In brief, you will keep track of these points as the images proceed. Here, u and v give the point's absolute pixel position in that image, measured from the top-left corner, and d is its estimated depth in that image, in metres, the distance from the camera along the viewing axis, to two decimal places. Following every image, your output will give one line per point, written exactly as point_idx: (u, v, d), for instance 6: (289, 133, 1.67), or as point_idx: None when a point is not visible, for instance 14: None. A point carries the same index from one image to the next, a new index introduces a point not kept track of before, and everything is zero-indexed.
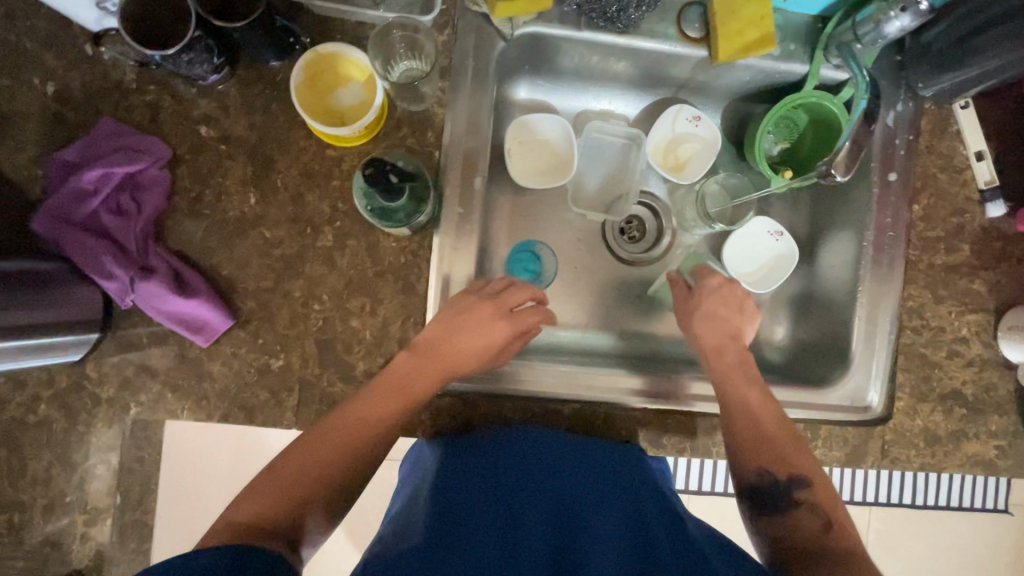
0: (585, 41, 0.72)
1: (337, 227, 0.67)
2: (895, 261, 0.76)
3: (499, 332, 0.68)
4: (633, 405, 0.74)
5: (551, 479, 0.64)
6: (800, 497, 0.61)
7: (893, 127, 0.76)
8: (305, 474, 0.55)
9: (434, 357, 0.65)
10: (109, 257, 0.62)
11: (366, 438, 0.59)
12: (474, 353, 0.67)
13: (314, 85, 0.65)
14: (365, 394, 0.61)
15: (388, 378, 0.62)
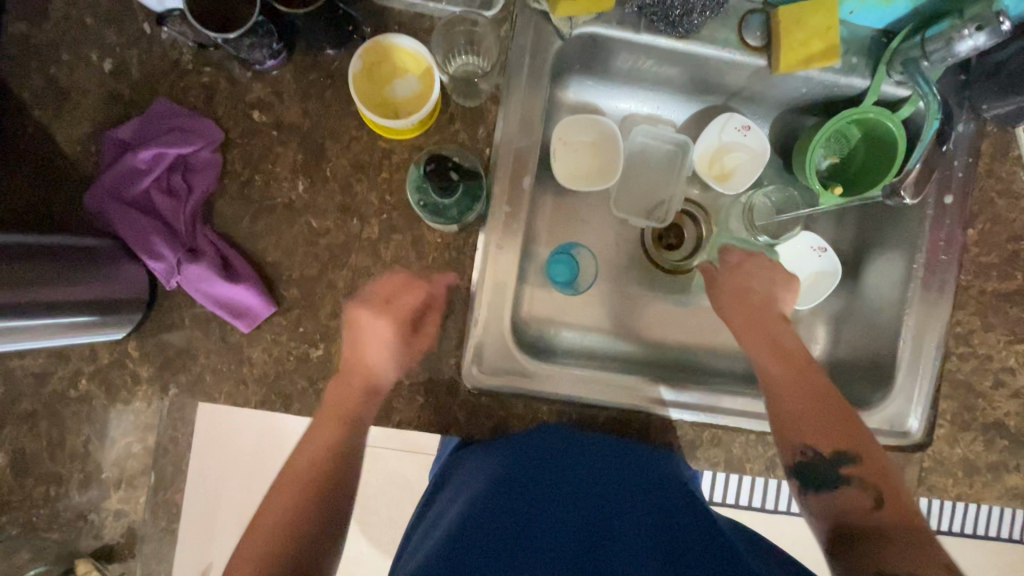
0: (643, 44, 0.71)
1: (384, 219, 0.67)
2: (945, 285, 0.74)
3: (383, 332, 0.65)
4: (670, 417, 0.73)
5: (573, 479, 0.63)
6: (850, 475, 0.57)
7: (954, 147, 0.73)
8: (274, 548, 0.53)
9: (350, 380, 0.64)
10: (160, 238, 0.63)
11: (317, 485, 0.57)
12: (377, 362, 0.64)
13: (370, 76, 0.64)
14: (311, 439, 0.60)
15: (324, 418, 0.61)
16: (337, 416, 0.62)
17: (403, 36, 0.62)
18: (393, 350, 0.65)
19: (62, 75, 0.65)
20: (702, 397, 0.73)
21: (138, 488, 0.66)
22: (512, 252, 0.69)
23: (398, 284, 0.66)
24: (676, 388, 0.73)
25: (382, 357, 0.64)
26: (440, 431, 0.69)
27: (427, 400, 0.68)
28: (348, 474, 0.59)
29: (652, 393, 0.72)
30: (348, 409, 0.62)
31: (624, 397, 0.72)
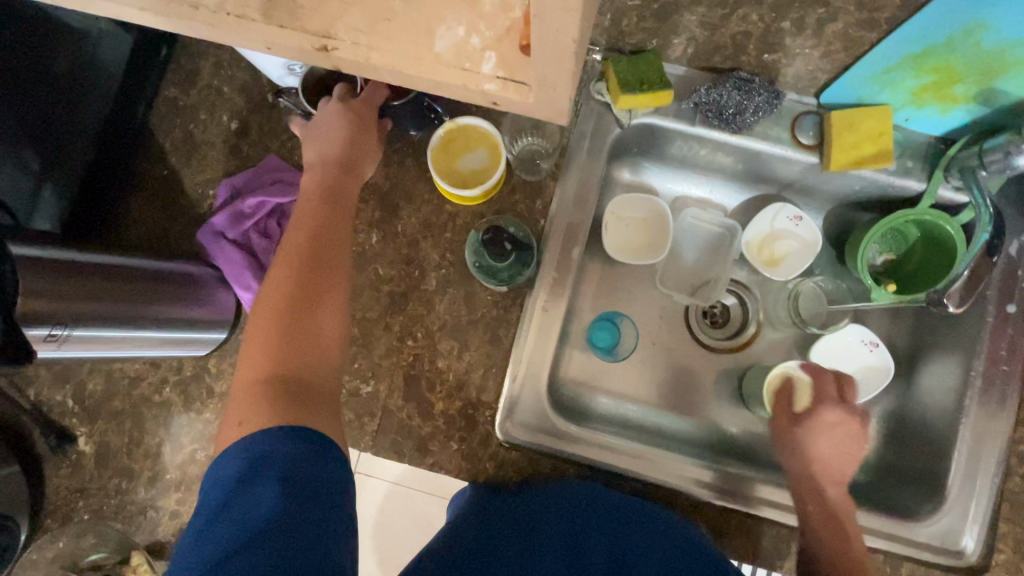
0: (696, 135, 0.76)
1: (442, 274, 0.74)
2: (1006, 398, 0.70)
3: (362, 114, 0.67)
4: (703, 496, 0.72)
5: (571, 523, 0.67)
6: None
7: (1016, 257, 0.72)
8: (286, 340, 0.54)
9: (331, 165, 0.65)
10: (251, 272, 0.73)
11: (318, 266, 0.58)
12: (353, 139, 0.66)
13: (445, 150, 0.72)
14: (301, 230, 0.59)
15: (313, 210, 0.61)
16: (324, 197, 0.62)
17: (474, 120, 0.71)
18: (360, 117, 0.67)
19: (198, 131, 0.78)
20: (739, 483, 0.73)
21: (194, 493, 0.73)
22: (555, 316, 0.73)
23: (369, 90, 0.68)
24: (714, 471, 0.73)
25: (356, 122, 0.66)
26: (469, 478, 0.71)
27: (461, 447, 0.71)
28: (346, 244, 0.61)
29: (690, 473, 0.73)
30: (337, 191, 0.63)
31: (657, 473, 0.72)
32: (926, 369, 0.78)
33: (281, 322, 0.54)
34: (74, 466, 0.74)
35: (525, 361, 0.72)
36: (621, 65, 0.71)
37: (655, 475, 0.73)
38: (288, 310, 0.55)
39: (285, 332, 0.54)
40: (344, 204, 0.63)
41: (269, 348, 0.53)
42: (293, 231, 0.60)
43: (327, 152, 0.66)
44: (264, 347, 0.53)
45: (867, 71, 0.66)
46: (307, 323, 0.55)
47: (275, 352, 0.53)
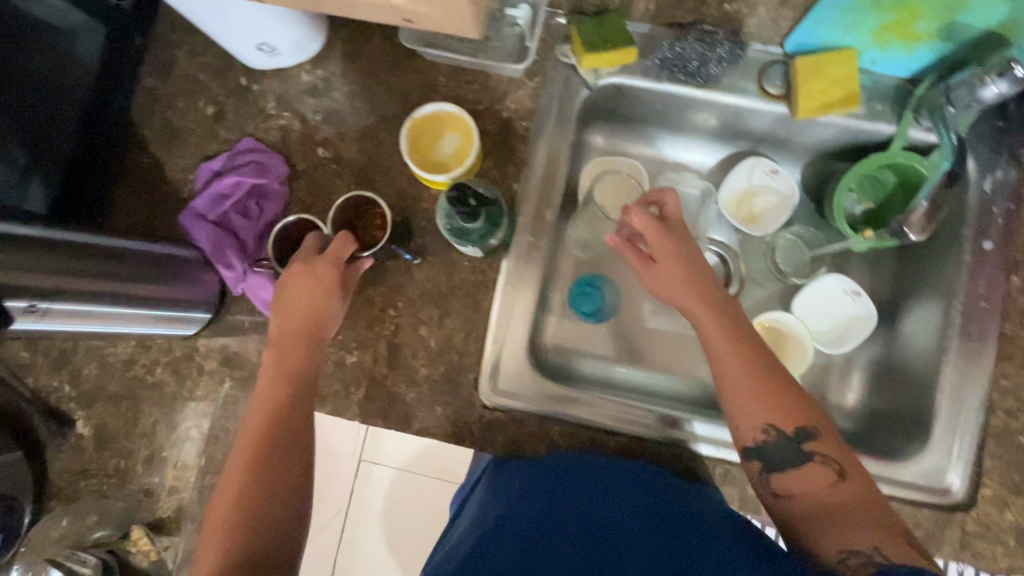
0: (665, 92, 0.76)
1: (420, 243, 0.75)
2: (987, 334, 0.70)
3: (324, 274, 0.66)
4: (683, 444, 0.73)
5: (561, 500, 0.63)
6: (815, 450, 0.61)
7: (990, 194, 0.71)
8: (240, 528, 0.58)
9: (291, 338, 0.67)
10: (232, 251, 0.75)
11: (272, 447, 0.62)
12: (319, 306, 0.67)
13: (420, 150, 0.72)
14: (265, 409, 0.64)
15: (277, 391, 0.65)
16: (288, 374, 0.66)
17: (424, 110, 0.72)
18: (323, 279, 0.66)
19: (176, 119, 0.80)
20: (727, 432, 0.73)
21: (189, 469, 0.75)
22: (531, 279, 0.74)
23: (334, 244, 0.67)
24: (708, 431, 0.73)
25: (320, 289, 0.66)
26: (456, 442, 0.73)
27: (446, 411, 0.73)
28: (302, 417, 0.65)
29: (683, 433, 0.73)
30: (299, 369, 0.67)
31: (641, 426, 0.73)
32: (910, 313, 0.78)
33: (234, 513, 0.59)
34: (74, 449, 0.76)
35: (504, 324, 0.74)
36: (585, 26, 0.72)
37: (639, 427, 0.73)
38: (243, 500, 0.60)
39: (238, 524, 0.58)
40: (303, 379, 0.67)
41: (222, 539, 0.58)
42: (256, 412, 0.65)
43: (291, 323, 0.67)
44: (218, 542, 0.58)
45: (825, 15, 0.67)
46: (258, 510, 0.59)
47: (228, 545, 0.57)
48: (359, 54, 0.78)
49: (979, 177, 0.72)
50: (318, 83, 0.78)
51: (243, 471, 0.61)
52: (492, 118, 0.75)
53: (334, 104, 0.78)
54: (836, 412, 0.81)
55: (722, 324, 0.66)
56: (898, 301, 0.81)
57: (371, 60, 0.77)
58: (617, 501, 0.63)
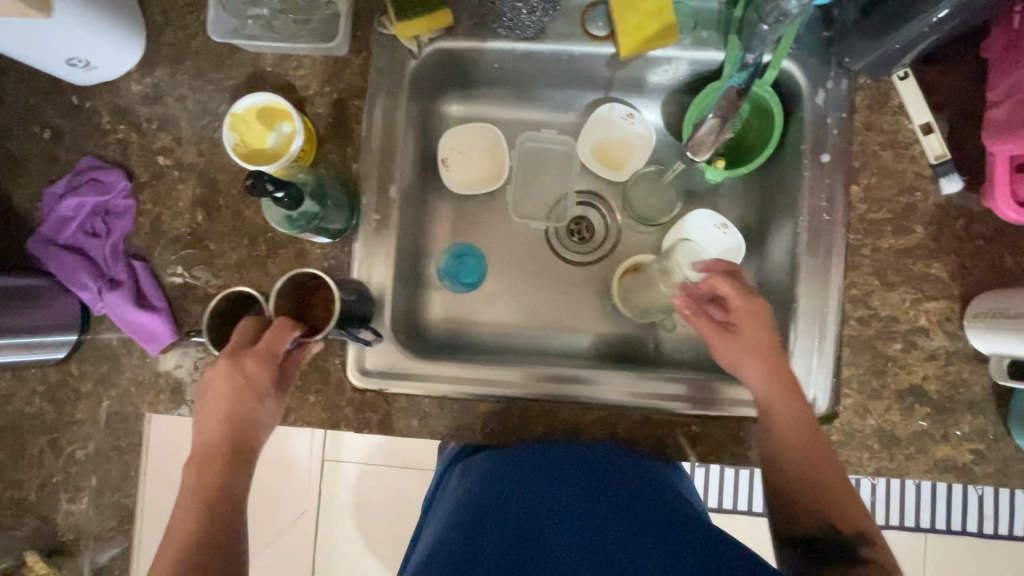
0: (494, 50, 0.76)
1: (271, 238, 0.75)
2: (833, 247, 0.70)
3: (254, 374, 0.57)
4: (550, 398, 0.74)
5: (506, 491, 0.62)
6: (868, 557, 0.54)
7: (823, 106, 0.71)
8: None
9: (217, 457, 0.57)
10: (85, 272, 0.74)
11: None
12: (241, 404, 0.57)
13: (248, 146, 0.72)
14: (177, 536, 0.53)
15: (193, 514, 0.54)
16: (202, 496, 0.55)
17: (240, 106, 0.72)
18: (249, 377, 0.57)
19: (15, 147, 0.79)
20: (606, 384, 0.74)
21: (83, 490, 0.77)
22: (386, 257, 0.75)
23: (270, 335, 0.56)
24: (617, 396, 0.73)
25: (256, 393, 0.58)
26: (332, 427, 0.73)
27: (318, 399, 0.73)
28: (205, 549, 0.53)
29: (590, 393, 0.73)
30: (206, 489, 0.56)
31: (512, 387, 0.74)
32: (772, 237, 0.78)
33: None
34: None
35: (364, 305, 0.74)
36: None
37: (503, 390, 0.74)
38: None
39: None
40: (216, 504, 0.55)
41: None
42: (166, 547, 0.53)
43: (217, 424, 0.58)
44: None
45: None
46: None
47: None
48: (185, 55, 0.77)
49: (810, 91, 0.71)
50: (148, 91, 0.77)
51: None
52: (323, 102, 0.74)
53: (168, 111, 0.77)
54: None
55: (793, 390, 0.62)
56: (763, 227, 0.81)
57: (197, 60, 0.77)
58: (558, 496, 0.61)
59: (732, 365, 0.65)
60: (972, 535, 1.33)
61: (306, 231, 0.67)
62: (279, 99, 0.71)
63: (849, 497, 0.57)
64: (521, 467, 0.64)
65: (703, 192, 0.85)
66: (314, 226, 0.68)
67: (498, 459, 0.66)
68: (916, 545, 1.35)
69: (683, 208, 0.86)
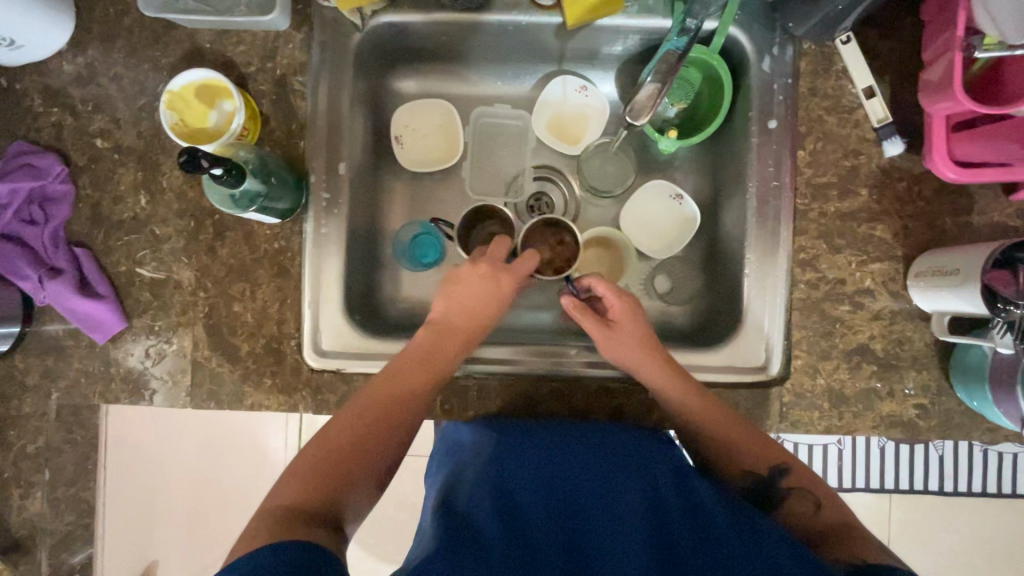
0: (440, 22, 0.75)
1: (218, 220, 0.73)
2: (782, 212, 0.71)
3: (505, 286, 0.72)
4: (514, 371, 0.74)
5: (540, 449, 0.65)
6: (788, 485, 0.61)
7: (769, 72, 0.71)
8: (328, 467, 0.57)
9: (445, 335, 0.70)
10: (24, 260, 0.71)
11: (380, 417, 0.62)
12: (485, 300, 0.72)
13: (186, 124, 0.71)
14: (386, 398, 0.63)
15: (416, 381, 0.65)
16: (424, 360, 0.67)
17: (173, 82, 0.69)
18: (501, 280, 0.72)
19: None
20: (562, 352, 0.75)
21: (35, 485, 0.75)
22: (338, 235, 0.74)
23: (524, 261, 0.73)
24: (589, 367, 0.74)
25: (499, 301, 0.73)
26: (290, 409, 0.72)
27: (275, 382, 0.72)
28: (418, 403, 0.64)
29: (566, 367, 0.74)
30: (433, 355, 0.68)
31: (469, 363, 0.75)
32: (725, 206, 0.79)
33: (322, 468, 0.57)
34: None
35: (316, 285, 0.73)
36: None
37: (467, 367, 0.75)
38: (333, 464, 0.57)
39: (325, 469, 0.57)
40: (436, 368, 0.67)
41: (307, 484, 0.55)
42: (381, 385, 0.64)
43: (455, 305, 0.72)
44: (303, 479, 0.56)
45: None
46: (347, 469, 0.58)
47: (308, 495, 0.54)
48: (117, 32, 0.74)
49: (756, 57, 0.72)
50: (81, 71, 0.74)
51: (353, 428, 0.61)
52: (266, 78, 0.73)
53: (102, 91, 0.74)
54: (674, 314, 0.82)
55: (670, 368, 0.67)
56: (716, 196, 0.81)
57: (131, 38, 0.74)
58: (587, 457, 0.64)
59: (629, 364, 0.68)
60: (932, 493, 1.39)
61: (252, 210, 0.65)
62: (213, 75, 0.69)
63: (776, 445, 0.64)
64: (548, 445, 0.66)
65: (659, 163, 0.85)
66: (260, 205, 0.65)
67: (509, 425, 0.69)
68: (880, 505, 1.40)
69: (640, 180, 0.86)
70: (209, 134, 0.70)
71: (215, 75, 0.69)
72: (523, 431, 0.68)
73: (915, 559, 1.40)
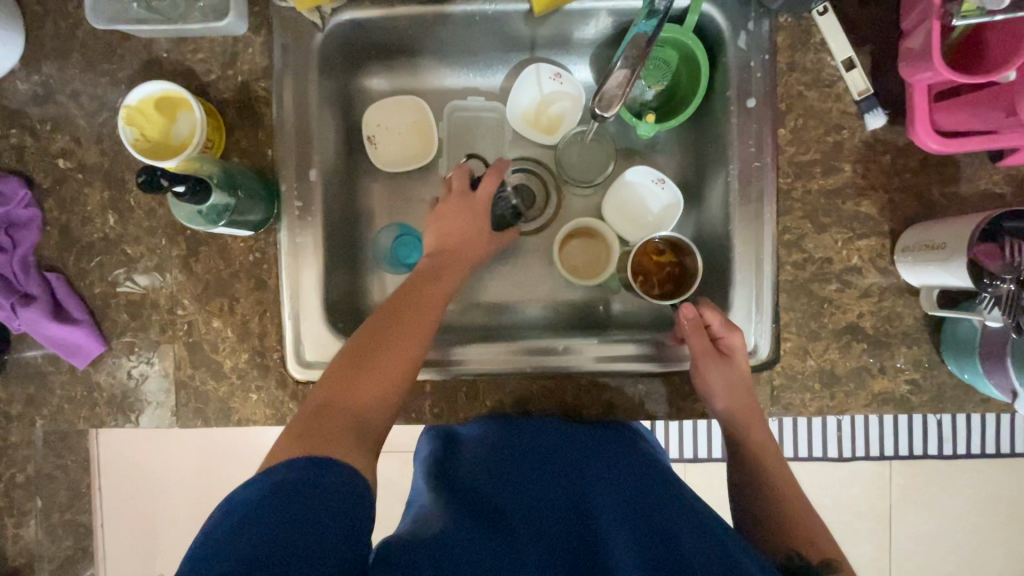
0: (404, 16, 0.73)
1: (191, 235, 0.71)
2: (765, 192, 0.70)
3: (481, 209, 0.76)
4: (551, 362, 0.73)
5: (546, 456, 0.65)
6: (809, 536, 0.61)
7: (746, 49, 0.69)
8: (357, 363, 0.60)
9: (449, 268, 0.72)
10: None
11: (403, 312, 0.64)
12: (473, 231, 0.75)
13: (151, 141, 0.69)
14: (415, 309, 0.65)
15: (436, 303, 0.67)
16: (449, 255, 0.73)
17: (132, 97, 0.67)
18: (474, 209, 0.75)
19: None
20: (589, 347, 0.74)
21: (28, 514, 0.76)
22: (315, 244, 0.72)
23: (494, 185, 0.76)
24: (581, 361, 0.73)
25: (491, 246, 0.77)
26: (281, 422, 0.71)
27: (261, 396, 0.71)
28: (434, 303, 0.67)
29: (557, 363, 0.73)
30: (459, 262, 0.73)
31: (510, 363, 0.73)
32: (709, 188, 0.77)
33: (361, 361, 0.60)
34: None
35: (298, 297, 0.71)
36: None
37: (500, 366, 0.73)
38: (366, 356, 0.61)
39: (361, 362, 0.60)
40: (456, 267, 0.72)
41: (346, 381, 0.59)
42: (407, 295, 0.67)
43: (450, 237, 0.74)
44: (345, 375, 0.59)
45: None
46: (384, 363, 0.61)
47: (350, 386, 0.59)
48: (72, 47, 0.72)
49: (731, 34, 0.70)
50: (38, 90, 0.72)
51: (387, 325, 0.63)
52: (228, 86, 0.71)
53: (61, 109, 0.72)
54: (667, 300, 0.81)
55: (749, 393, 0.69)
56: (699, 178, 0.79)
57: (86, 52, 0.72)
58: (592, 464, 0.63)
59: (710, 390, 0.68)
60: (931, 458, 1.39)
61: (222, 224, 0.64)
62: (169, 86, 0.66)
63: (806, 523, 0.63)
64: (551, 444, 0.66)
65: (639, 148, 0.83)
66: (229, 219, 0.64)
67: (517, 430, 0.68)
68: (881, 472, 1.40)
69: (621, 166, 0.84)
70: (175, 149, 0.69)
71: (171, 87, 0.67)
72: (533, 431, 0.68)
73: (916, 523, 1.41)
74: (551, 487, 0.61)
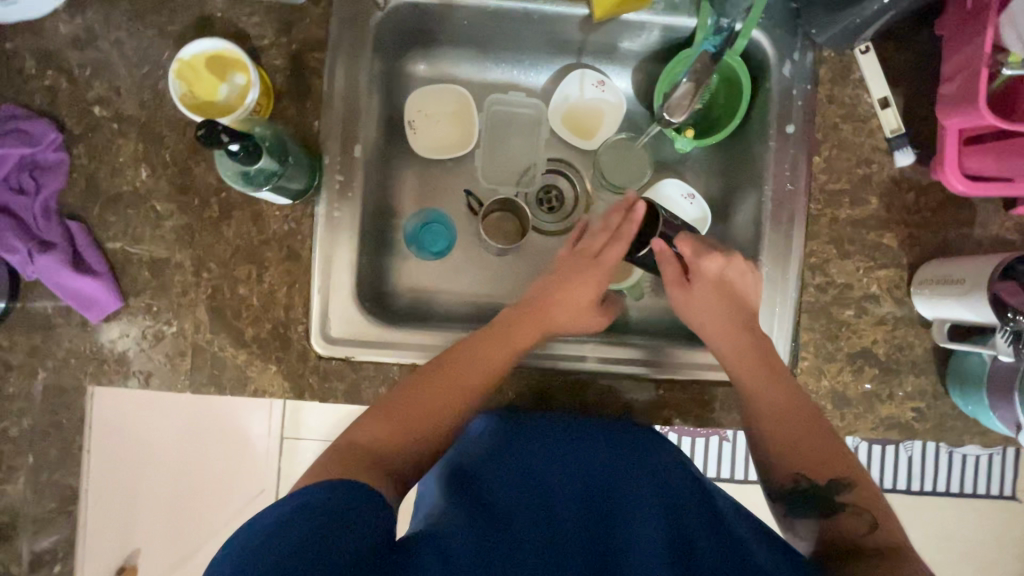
0: (463, 6, 0.74)
1: (226, 198, 0.70)
2: (795, 215, 0.73)
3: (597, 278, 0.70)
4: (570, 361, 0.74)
5: (565, 454, 0.60)
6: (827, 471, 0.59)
7: (790, 77, 0.73)
8: (398, 421, 0.60)
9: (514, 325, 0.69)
10: (13, 232, 0.67)
11: (456, 375, 0.63)
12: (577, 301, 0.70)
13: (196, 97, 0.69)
14: (468, 370, 0.64)
15: (497, 364, 0.65)
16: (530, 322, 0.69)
17: (185, 52, 0.68)
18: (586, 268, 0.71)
19: None
20: (602, 349, 0.75)
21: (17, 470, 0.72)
22: (351, 220, 0.72)
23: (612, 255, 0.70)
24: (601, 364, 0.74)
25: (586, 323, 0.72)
26: (298, 397, 0.70)
27: (279, 368, 0.70)
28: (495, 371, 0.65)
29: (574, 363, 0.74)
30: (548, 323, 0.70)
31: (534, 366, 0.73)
32: (738, 208, 0.79)
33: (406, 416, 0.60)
34: None
35: (329, 271, 0.71)
36: None
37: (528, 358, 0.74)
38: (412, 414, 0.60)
39: (401, 418, 0.60)
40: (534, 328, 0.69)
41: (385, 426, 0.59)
42: (472, 351, 0.65)
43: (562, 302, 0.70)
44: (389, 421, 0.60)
45: None
46: (427, 422, 0.60)
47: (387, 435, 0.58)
48: None
49: (777, 62, 0.73)
50: (80, 34, 0.70)
51: (438, 384, 0.62)
52: (281, 53, 0.70)
53: (102, 56, 0.70)
54: None
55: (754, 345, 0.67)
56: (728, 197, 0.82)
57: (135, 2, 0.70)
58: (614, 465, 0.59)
59: (747, 387, 0.65)
60: None
61: (266, 189, 0.63)
62: (224, 44, 0.67)
63: (813, 443, 0.61)
64: (568, 440, 0.62)
65: (672, 162, 0.85)
66: (274, 184, 0.64)
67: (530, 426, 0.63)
68: None
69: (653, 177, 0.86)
70: (220, 109, 0.69)
71: (225, 46, 0.67)
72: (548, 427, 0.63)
73: None
74: (572, 490, 0.57)
